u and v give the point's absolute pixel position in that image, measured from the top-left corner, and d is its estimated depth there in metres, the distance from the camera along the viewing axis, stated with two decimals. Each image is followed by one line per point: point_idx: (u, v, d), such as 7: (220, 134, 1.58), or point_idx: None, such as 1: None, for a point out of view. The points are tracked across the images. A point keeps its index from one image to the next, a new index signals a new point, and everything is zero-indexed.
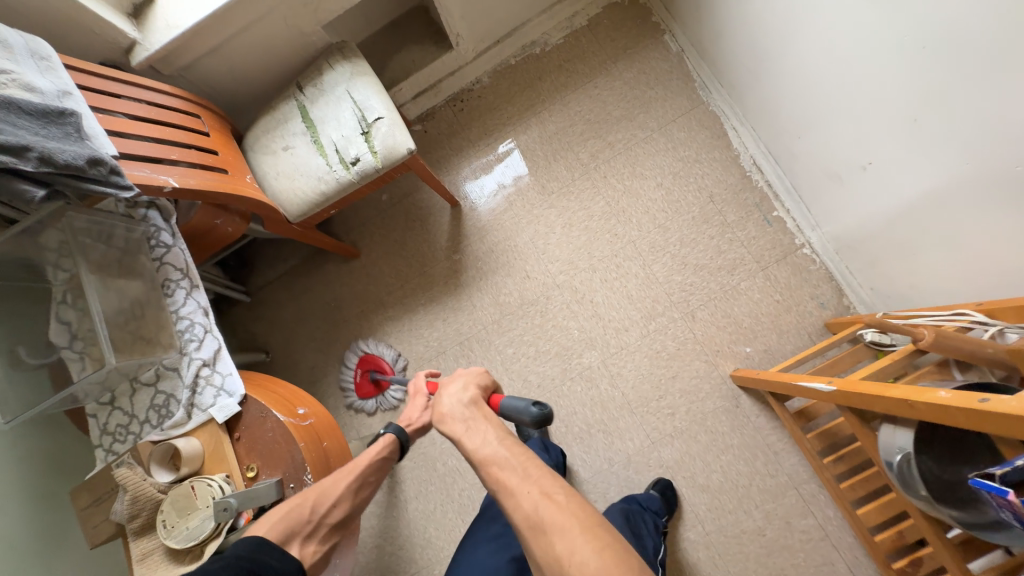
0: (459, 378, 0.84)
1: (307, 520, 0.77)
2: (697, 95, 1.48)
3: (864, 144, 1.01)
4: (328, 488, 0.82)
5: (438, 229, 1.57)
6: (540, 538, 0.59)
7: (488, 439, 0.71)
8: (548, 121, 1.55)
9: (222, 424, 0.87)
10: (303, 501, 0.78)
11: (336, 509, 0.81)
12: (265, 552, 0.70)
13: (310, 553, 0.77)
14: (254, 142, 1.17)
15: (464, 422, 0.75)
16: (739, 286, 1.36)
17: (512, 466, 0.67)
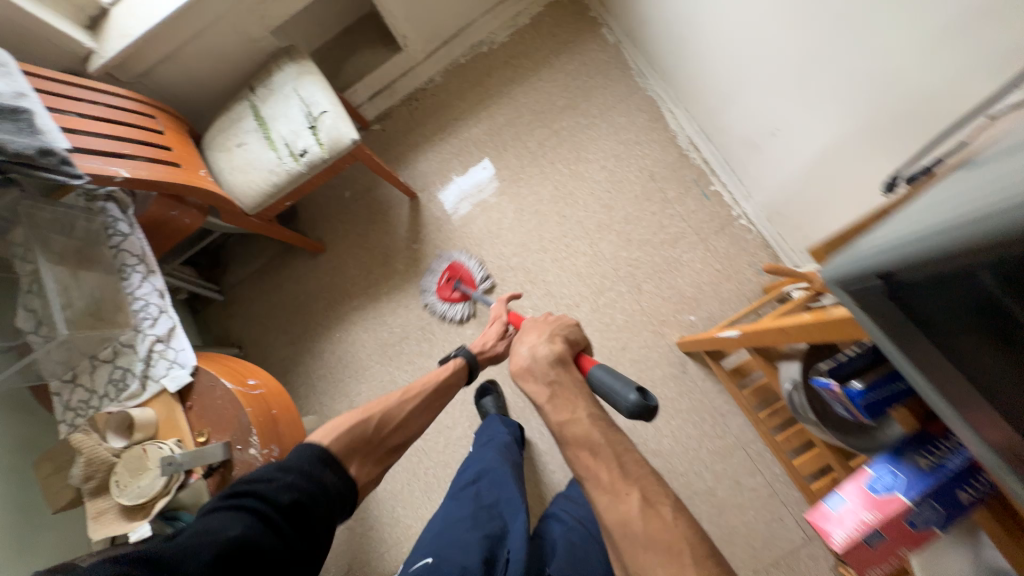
0: (541, 330, 0.95)
1: (367, 440, 0.88)
2: (635, 82, 1.56)
3: (770, 113, 1.08)
4: (392, 411, 0.95)
5: (398, 221, 1.64)
6: (637, 551, 0.63)
7: (575, 410, 0.79)
8: (498, 114, 1.64)
9: (175, 394, 0.93)
10: (368, 421, 0.90)
11: (395, 433, 0.94)
12: (323, 469, 0.78)
13: (365, 472, 0.87)
14: (211, 141, 1.26)
15: (548, 387, 0.84)
16: (681, 258, 1.43)
17: (605, 456, 0.72)
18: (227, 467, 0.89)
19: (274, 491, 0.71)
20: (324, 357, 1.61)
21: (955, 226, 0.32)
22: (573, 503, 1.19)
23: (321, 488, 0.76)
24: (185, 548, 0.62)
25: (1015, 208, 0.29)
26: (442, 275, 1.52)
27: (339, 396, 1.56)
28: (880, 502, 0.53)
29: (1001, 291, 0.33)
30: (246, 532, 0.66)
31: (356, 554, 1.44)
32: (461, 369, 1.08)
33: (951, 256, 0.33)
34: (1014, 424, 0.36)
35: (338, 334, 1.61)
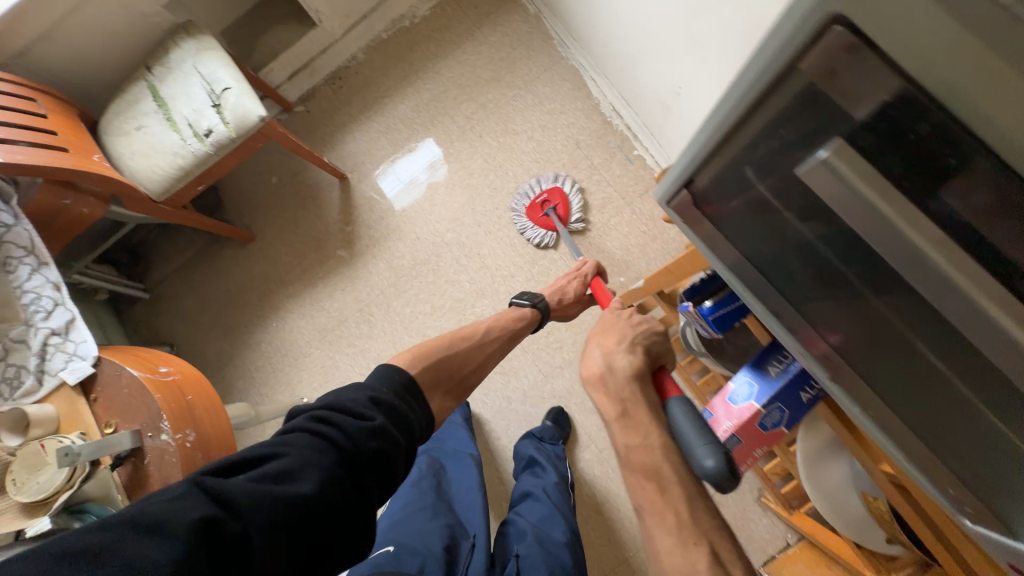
0: (622, 338, 0.75)
1: (449, 375, 0.85)
2: (557, 52, 1.58)
3: (673, 70, 1.11)
4: (473, 352, 0.92)
5: (329, 203, 1.61)
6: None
7: (648, 437, 0.63)
8: (424, 89, 1.62)
9: (76, 387, 0.89)
10: (453, 356, 0.87)
11: (475, 372, 0.91)
12: (408, 408, 0.68)
13: (444, 408, 0.83)
14: (108, 125, 1.19)
15: (621, 403, 0.67)
16: (609, 222, 1.47)
17: (672, 494, 0.59)
18: (139, 456, 0.87)
19: (356, 433, 0.60)
20: (261, 347, 1.57)
21: (709, 120, 0.38)
22: (541, 479, 1.17)
23: (404, 428, 0.66)
24: (260, 493, 0.52)
25: (735, 90, 0.34)
26: (539, 195, 1.45)
27: (280, 385, 1.53)
28: (738, 412, 0.58)
29: (754, 177, 0.39)
30: (325, 480, 0.56)
31: None
32: (533, 320, 1.06)
33: (715, 148, 0.39)
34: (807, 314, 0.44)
35: (275, 323, 1.58)
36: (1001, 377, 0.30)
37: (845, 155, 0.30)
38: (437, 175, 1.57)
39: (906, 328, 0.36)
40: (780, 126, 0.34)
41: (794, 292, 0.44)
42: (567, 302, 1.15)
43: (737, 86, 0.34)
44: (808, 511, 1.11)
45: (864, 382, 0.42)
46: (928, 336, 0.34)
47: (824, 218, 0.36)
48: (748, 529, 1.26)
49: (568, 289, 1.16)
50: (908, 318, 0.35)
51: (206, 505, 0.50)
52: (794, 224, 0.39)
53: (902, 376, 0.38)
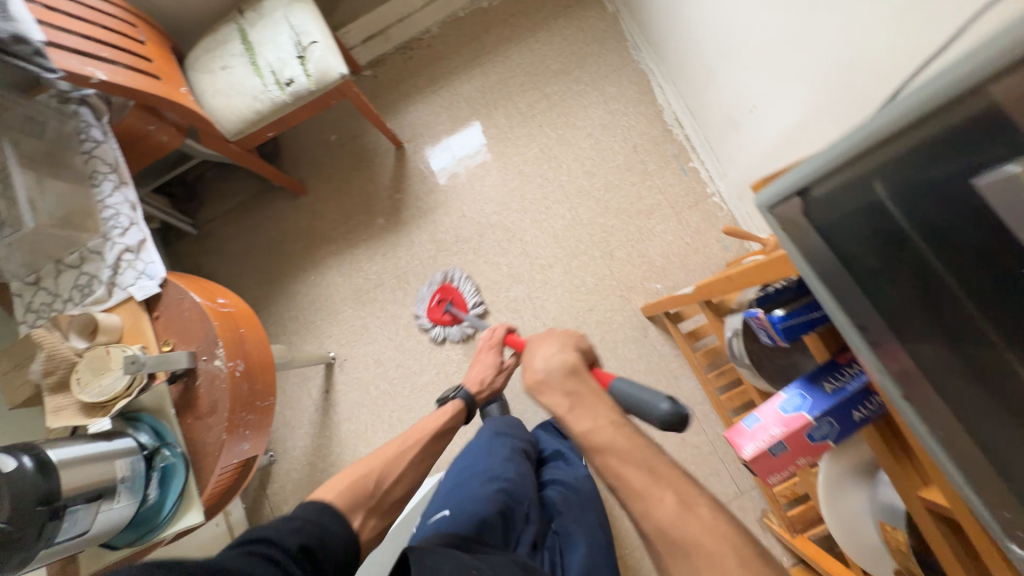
0: (554, 340, 0.81)
1: (369, 494, 0.85)
2: (629, 54, 1.58)
3: (751, 88, 1.11)
4: (389, 467, 0.92)
5: (383, 169, 1.64)
6: (677, 557, 0.56)
7: (598, 419, 0.68)
8: (491, 71, 1.64)
9: (142, 303, 0.94)
10: (367, 476, 0.87)
11: (397, 485, 0.91)
12: (330, 519, 0.76)
13: (370, 526, 0.84)
14: (194, 62, 1.24)
15: (567, 397, 0.72)
16: (654, 229, 1.48)
17: (637, 460, 0.62)
18: (191, 376, 0.90)
19: (283, 535, 0.69)
20: (297, 298, 1.61)
21: (863, 126, 0.36)
22: (573, 470, 1.20)
23: (329, 537, 0.73)
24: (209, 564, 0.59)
25: (915, 96, 0.32)
26: (433, 296, 1.50)
27: (310, 336, 1.58)
28: (788, 419, 0.60)
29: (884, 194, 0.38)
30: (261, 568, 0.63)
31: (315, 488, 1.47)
32: (460, 411, 1.06)
33: (857, 155, 0.37)
34: (900, 334, 0.42)
35: (313, 277, 1.62)
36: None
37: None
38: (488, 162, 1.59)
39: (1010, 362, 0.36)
40: (949, 146, 0.32)
41: (895, 317, 0.42)
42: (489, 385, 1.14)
43: (921, 91, 0.31)
44: (812, 537, 1.13)
45: (941, 400, 0.42)
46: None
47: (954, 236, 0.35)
48: None
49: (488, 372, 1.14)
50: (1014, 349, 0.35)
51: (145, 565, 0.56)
52: (914, 240, 0.38)
53: (989, 406, 0.38)
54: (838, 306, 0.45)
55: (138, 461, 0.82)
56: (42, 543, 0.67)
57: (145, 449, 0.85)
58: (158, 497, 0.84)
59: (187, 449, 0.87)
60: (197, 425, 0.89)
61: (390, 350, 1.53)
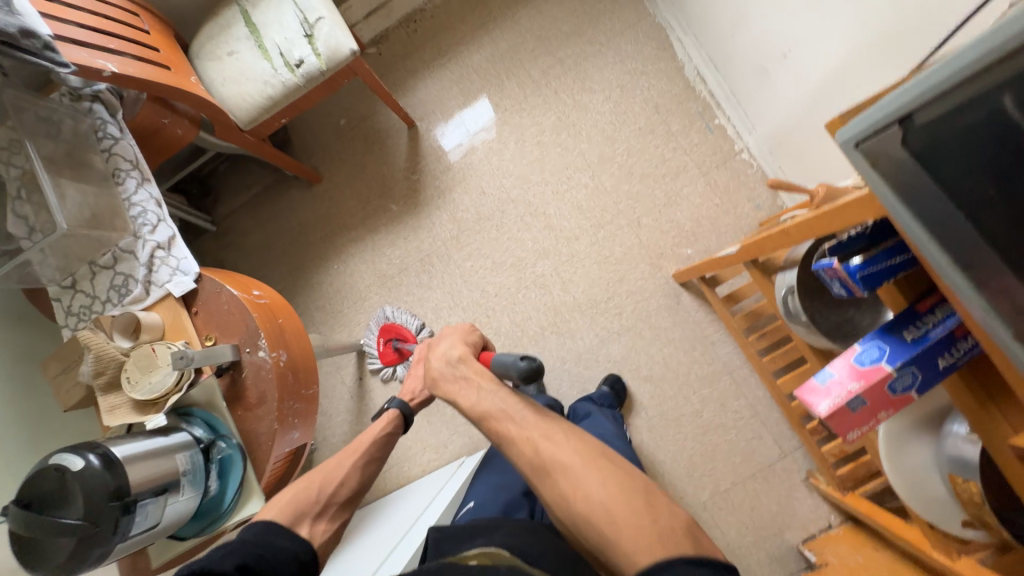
0: (448, 336, 0.89)
1: (313, 499, 0.83)
2: (644, 8, 1.50)
3: (787, 31, 1.04)
4: (332, 471, 0.88)
5: (397, 150, 1.60)
6: (544, 475, 0.68)
7: (479, 394, 0.78)
8: (500, 39, 1.57)
9: (179, 299, 0.93)
10: (307, 484, 0.84)
11: (343, 489, 0.87)
12: (274, 535, 0.75)
13: (321, 531, 0.82)
14: (199, 49, 1.19)
15: (458, 381, 0.81)
16: (682, 192, 1.43)
17: (513, 414, 0.74)
18: (237, 368, 0.91)
19: (215, 562, 0.66)
20: (322, 288, 1.61)
21: (999, 31, 0.33)
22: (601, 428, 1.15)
23: (271, 552, 0.72)
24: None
25: None
26: (379, 341, 1.51)
27: (339, 325, 1.58)
28: (866, 372, 0.58)
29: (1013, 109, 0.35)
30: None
31: None
32: (395, 421, 0.98)
33: (987, 66, 0.34)
34: (1015, 271, 0.39)
35: (336, 266, 1.61)
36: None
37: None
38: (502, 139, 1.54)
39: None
40: None
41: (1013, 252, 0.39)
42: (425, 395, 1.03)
43: None
44: (863, 493, 1.13)
45: None
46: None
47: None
48: (792, 507, 1.28)
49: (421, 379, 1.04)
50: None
51: None
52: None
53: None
54: (938, 245, 0.42)
55: (197, 454, 0.82)
56: (119, 537, 0.68)
57: (201, 442, 0.85)
58: (219, 488, 0.85)
59: (241, 440, 0.88)
60: (249, 416, 0.89)
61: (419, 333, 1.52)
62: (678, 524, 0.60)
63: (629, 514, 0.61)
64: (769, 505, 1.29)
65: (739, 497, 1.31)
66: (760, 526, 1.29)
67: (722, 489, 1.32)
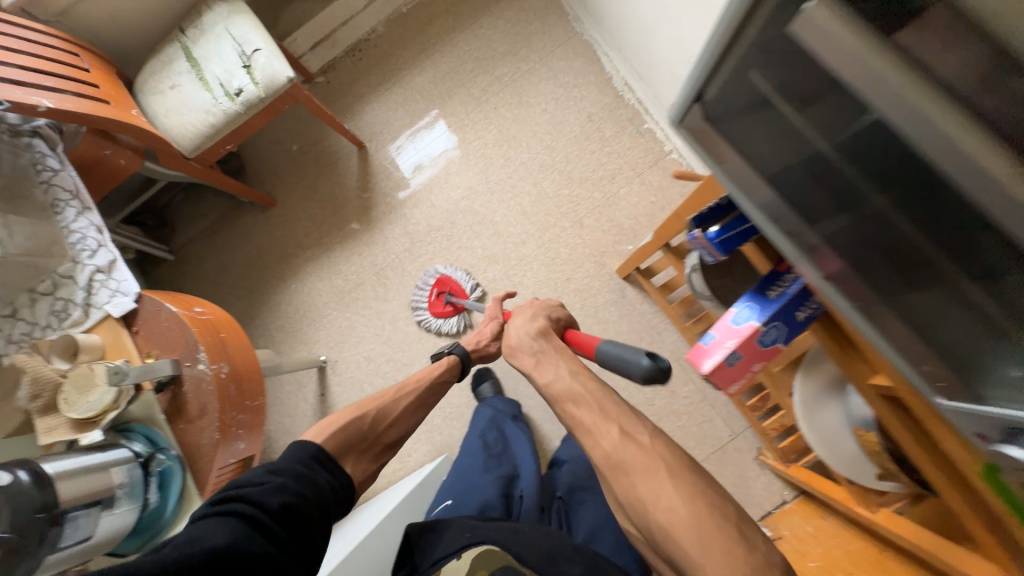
0: (527, 311, 0.89)
1: (363, 435, 0.83)
2: (572, 27, 1.61)
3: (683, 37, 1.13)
4: (388, 408, 0.88)
5: (348, 171, 1.66)
6: (619, 475, 0.62)
7: (559, 373, 0.73)
8: (441, 62, 1.67)
9: (119, 320, 0.96)
10: (363, 417, 0.84)
11: (392, 429, 0.88)
12: (317, 472, 0.73)
13: (361, 469, 0.81)
14: (143, 85, 1.26)
15: (534, 355, 0.79)
16: (619, 192, 1.51)
17: (589, 403, 0.68)
18: (177, 383, 0.92)
19: (265, 494, 0.66)
20: (281, 309, 1.63)
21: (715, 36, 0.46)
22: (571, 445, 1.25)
23: (313, 488, 0.71)
24: (170, 555, 0.55)
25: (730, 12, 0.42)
26: (431, 291, 1.49)
27: (299, 344, 1.60)
28: (739, 330, 0.64)
29: (758, 80, 0.47)
30: (239, 534, 0.60)
31: None
32: (454, 365, 0.99)
33: (721, 55, 0.47)
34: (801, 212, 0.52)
35: (294, 286, 1.64)
36: (971, 234, 0.37)
37: (828, 11, 0.36)
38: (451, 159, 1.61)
39: (874, 194, 0.43)
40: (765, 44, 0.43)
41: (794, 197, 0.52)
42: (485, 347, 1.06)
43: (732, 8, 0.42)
44: (805, 464, 1.18)
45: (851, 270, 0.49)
46: (913, 215, 0.41)
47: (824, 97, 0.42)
48: (745, 486, 1.32)
49: (484, 332, 1.08)
50: (888, 198, 0.42)
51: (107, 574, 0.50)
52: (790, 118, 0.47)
53: (871, 241, 0.46)
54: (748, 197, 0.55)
55: (135, 468, 0.84)
56: (48, 548, 0.69)
57: (140, 456, 0.87)
58: (159, 501, 0.86)
59: (182, 451, 0.90)
60: (190, 429, 0.91)
61: (378, 345, 1.55)
62: (774, 561, 0.55)
63: (717, 539, 0.55)
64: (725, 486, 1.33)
65: None
66: None
67: None
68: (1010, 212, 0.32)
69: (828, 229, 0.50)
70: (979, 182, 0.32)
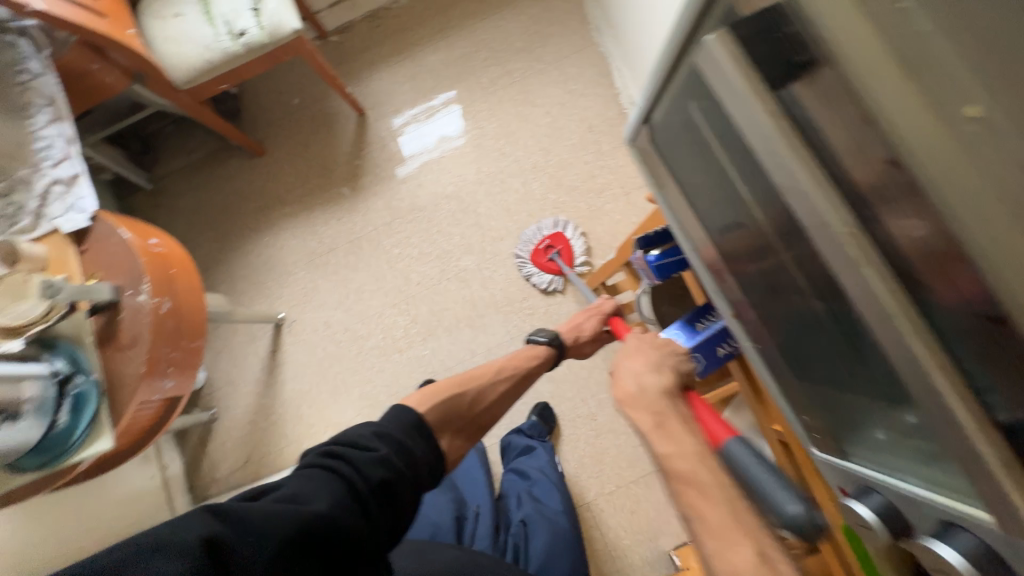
0: (648, 353, 0.67)
1: (459, 415, 0.79)
2: (590, 36, 1.62)
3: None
4: (484, 392, 0.84)
5: (343, 135, 1.65)
6: None
7: (685, 447, 0.56)
8: (456, 45, 1.66)
9: (68, 235, 0.94)
10: (463, 395, 0.80)
11: (485, 412, 0.84)
12: (416, 440, 0.66)
13: (455, 447, 0.77)
14: (147, 8, 1.24)
15: (654, 416, 0.60)
16: (604, 207, 1.51)
17: (717, 497, 0.51)
18: (115, 309, 0.91)
19: (367, 463, 0.61)
20: (249, 258, 1.61)
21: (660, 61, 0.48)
22: (538, 458, 1.28)
23: (413, 462, 0.65)
24: (273, 511, 0.53)
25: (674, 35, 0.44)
26: (542, 240, 1.46)
27: (261, 296, 1.58)
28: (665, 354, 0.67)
29: (690, 108, 0.47)
30: (337, 502, 0.57)
31: (256, 447, 1.49)
32: (548, 358, 0.97)
33: (665, 82, 0.49)
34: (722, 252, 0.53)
35: (267, 238, 1.62)
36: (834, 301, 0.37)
37: (720, 43, 0.36)
38: (451, 144, 1.61)
39: (770, 249, 0.44)
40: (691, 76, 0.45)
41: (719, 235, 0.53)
42: (582, 341, 1.03)
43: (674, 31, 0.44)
44: None
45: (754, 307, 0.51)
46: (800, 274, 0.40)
47: (730, 139, 0.42)
48: (668, 515, 1.33)
49: (586, 327, 1.05)
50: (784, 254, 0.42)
51: (210, 523, 0.51)
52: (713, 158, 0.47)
53: (768, 291, 0.48)
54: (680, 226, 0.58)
55: (49, 386, 0.82)
56: None
57: (58, 374, 0.85)
58: (69, 423, 0.84)
59: (103, 377, 0.88)
60: (118, 355, 0.89)
61: (339, 313, 1.55)
62: None
63: None
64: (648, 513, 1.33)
65: (622, 502, 1.34)
66: (637, 532, 1.32)
67: (607, 492, 1.36)
68: (852, 282, 0.32)
69: (743, 273, 0.51)
70: (836, 252, 0.32)
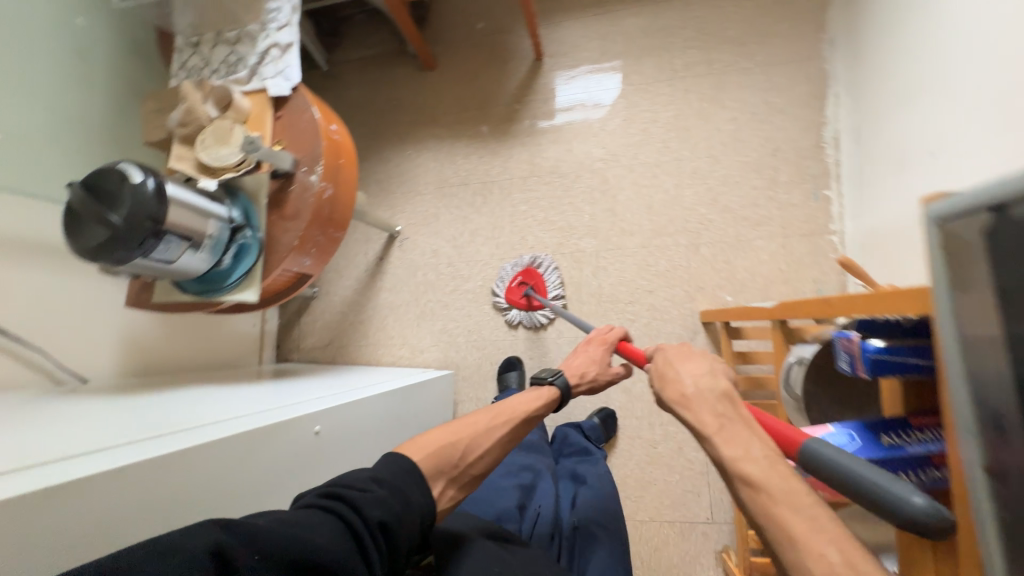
0: (704, 360, 0.65)
1: (452, 465, 0.71)
2: (819, 49, 1.39)
3: (907, 132, 0.97)
4: (478, 440, 0.75)
5: (513, 74, 1.61)
6: None
7: (753, 451, 0.52)
8: (661, 15, 1.52)
9: (271, 98, 1.01)
10: (455, 444, 0.72)
11: (481, 461, 0.74)
12: (412, 486, 0.64)
13: (447, 497, 0.71)
14: None
15: (717, 418, 0.56)
16: (753, 241, 1.36)
17: (827, 523, 0.44)
18: (288, 180, 0.97)
19: (370, 501, 0.59)
20: (388, 165, 1.67)
21: None
22: (594, 465, 1.20)
23: (409, 511, 0.62)
24: (277, 530, 0.52)
25: None
26: (515, 276, 1.46)
27: (386, 205, 1.65)
28: None
29: None
30: (337, 539, 0.54)
31: (340, 335, 1.62)
32: (552, 400, 0.87)
33: None
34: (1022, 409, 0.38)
35: (409, 152, 1.66)
36: None
37: None
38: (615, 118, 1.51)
39: None
40: None
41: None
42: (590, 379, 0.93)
43: None
44: None
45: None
46: None
47: None
48: (691, 568, 1.27)
49: (589, 362, 0.95)
50: None
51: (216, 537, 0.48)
52: None
53: None
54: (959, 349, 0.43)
55: (224, 229, 0.92)
56: (140, 253, 0.77)
57: (233, 222, 0.95)
58: (229, 267, 0.95)
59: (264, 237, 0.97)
60: (280, 224, 0.97)
61: (448, 247, 1.58)
62: None
63: None
64: (671, 556, 1.29)
65: (649, 534, 1.31)
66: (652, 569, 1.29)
67: (638, 518, 1.32)
68: None
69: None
70: None
